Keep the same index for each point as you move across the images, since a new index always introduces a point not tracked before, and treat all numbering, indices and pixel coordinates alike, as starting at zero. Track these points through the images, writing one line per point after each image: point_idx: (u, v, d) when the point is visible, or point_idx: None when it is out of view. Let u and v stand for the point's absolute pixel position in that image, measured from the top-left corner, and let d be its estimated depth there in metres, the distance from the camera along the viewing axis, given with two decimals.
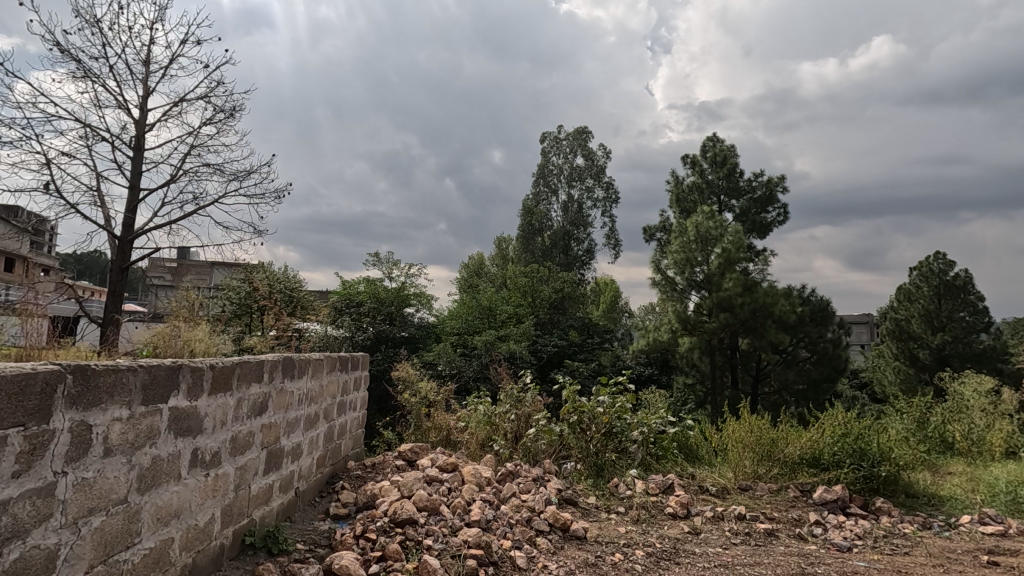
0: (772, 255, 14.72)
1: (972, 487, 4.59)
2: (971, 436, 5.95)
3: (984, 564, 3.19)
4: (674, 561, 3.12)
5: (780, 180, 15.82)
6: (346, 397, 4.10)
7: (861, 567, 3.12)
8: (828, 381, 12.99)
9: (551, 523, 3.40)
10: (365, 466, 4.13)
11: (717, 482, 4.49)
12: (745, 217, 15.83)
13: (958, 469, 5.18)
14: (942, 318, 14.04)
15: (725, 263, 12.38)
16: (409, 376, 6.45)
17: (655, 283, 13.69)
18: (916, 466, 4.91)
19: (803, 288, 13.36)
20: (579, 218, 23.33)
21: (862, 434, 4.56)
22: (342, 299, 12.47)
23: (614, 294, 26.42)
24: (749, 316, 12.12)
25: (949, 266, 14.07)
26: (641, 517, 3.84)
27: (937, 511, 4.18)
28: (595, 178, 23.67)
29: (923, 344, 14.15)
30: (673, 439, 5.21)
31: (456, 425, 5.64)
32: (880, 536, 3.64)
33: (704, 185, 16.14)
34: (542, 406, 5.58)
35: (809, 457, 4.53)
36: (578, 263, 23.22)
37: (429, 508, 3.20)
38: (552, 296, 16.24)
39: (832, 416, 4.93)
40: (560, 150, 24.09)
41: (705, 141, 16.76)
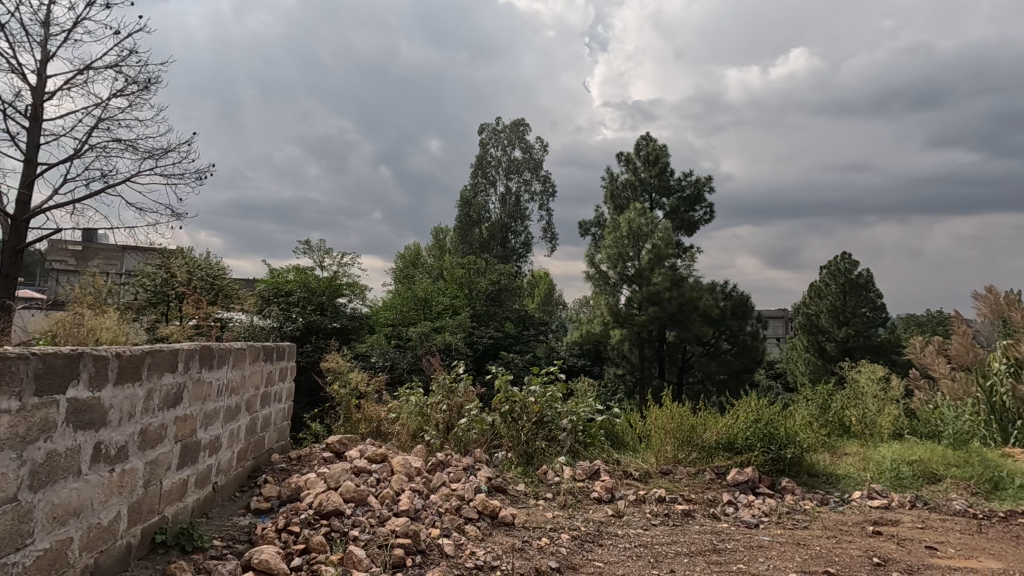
0: (698, 252, 15.45)
1: (863, 466, 5.05)
2: (865, 419, 6.55)
3: (870, 534, 3.53)
4: (597, 543, 3.25)
5: (707, 180, 16.66)
6: (270, 388, 3.94)
7: (765, 541, 3.39)
8: (747, 372, 13.75)
9: (480, 510, 3.45)
10: (290, 459, 4.00)
11: (640, 467, 4.71)
12: (674, 215, 16.53)
13: (853, 450, 5.68)
14: (846, 313, 15.24)
15: (654, 258, 12.91)
16: (339, 367, 6.26)
17: (588, 277, 14.14)
18: (817, 448, 5.35)
19: (725, 283, 14.13)
20: (516, 211, 23.56)
21: (772, 420, 4.92)
22: (269, 288, 11.92)
23: (550, 287, 26.90)
24: (677, 310, 12.74)
25: (854, 266, 15.28)
26: (567, 502, 3.96)
27: (834, 488, 4.57)
28: (532, 171, 23.92)
29: (830, 337, 15.36)
30: (601, 427, 5.42)
31: (387, 417, 5.55)
32: (783, 512, 3.95)
33: (637, 182, 16.72)
34: (474, 396, 5.59)
35: (724, 442, 4.86)
36: (515, 256, 23.46)
37: (357, 498, 3.16)
38: (488, 288, 16.42)
39: (747, 404, 5.27)
40: (498, 142, 24.11)
41: (639, 140, 17.28)
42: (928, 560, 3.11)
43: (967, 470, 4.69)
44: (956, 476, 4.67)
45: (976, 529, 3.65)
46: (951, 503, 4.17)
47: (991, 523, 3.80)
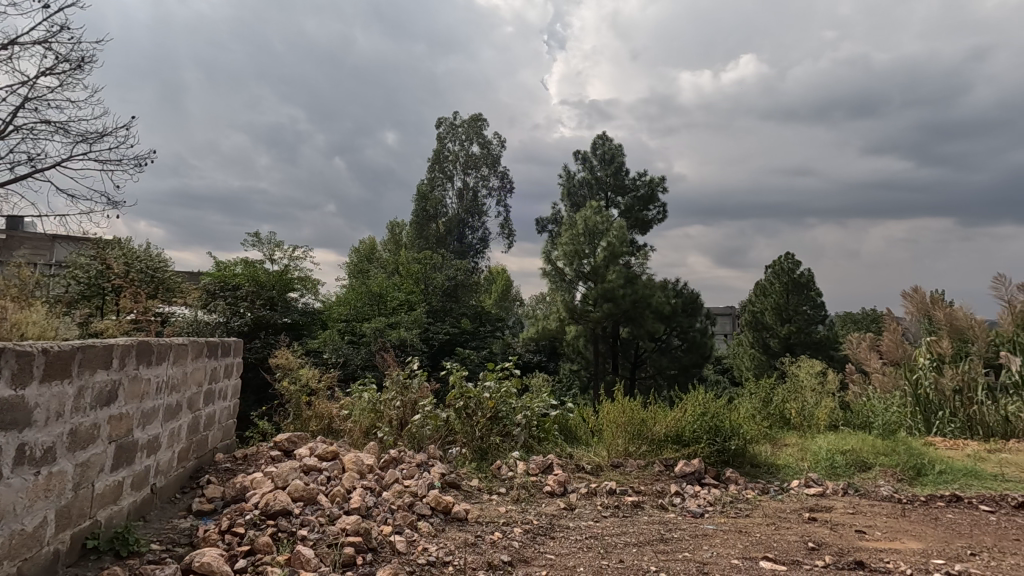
0: (652, 251, 15.82)
1: (801, 456, 5.32)
2: (804, 412, 6.89)
3: (806, 520, 3.72)
4: (549, 536, 3.29)
5: (661, 180, 17.06)
6: (214, 386, 3.79)
7: (709, 529, 3.52)
8: (696, 367, 14.21)
9: (433, 507, 3.44)
10: (236, 458, 3.86)
11: (592, 461, 4.80)
12: (629, 214, 16.86)
13: (792, 441, 5.97)
14: (789, 311, 15.96)
15: (610, 256, 13.15)
16: (289, 363, 6.09)
17: (545, 273, 14.26)
18: (759, 440, 5.60)
19: (676, 281, 14.53)
20: (474, 207, 23.50)
21: (718, 413, 5.10)
22: (215, 282, 11.49)
23: (506, 283, 26.99)
24: (630, 307, 13.01)
25: (796, 266, 16.01)
26: (520, 497, 3.99)
27: (774, 478, 4.79)
28: (490, 167, 23.88)
29: (774, 334, 16.06)
30: (555, 422, 5.49)
31: (338, 414, 5.44)
32: (727, 501, 4.11)
33: (593, 181, 16.96)
34: (428, 392, 5.55)
35: (672, 435, 5.01)
36: (472, 252, 23.39)
37: (306, 497, 3.09)
38: (445, 284, 16.31)
39: (695, 398, 5.45)
40: (456, 136, 23.96)
41: (595, 139, 17.53)
42: (858, 543, 3.31)
43: (894, 459, 5.00)
44: (884, 464, 4.97)
45: (901, 513, 3.90)
46: (879, 489, 4.45)
47: (913, 506, 4.08)
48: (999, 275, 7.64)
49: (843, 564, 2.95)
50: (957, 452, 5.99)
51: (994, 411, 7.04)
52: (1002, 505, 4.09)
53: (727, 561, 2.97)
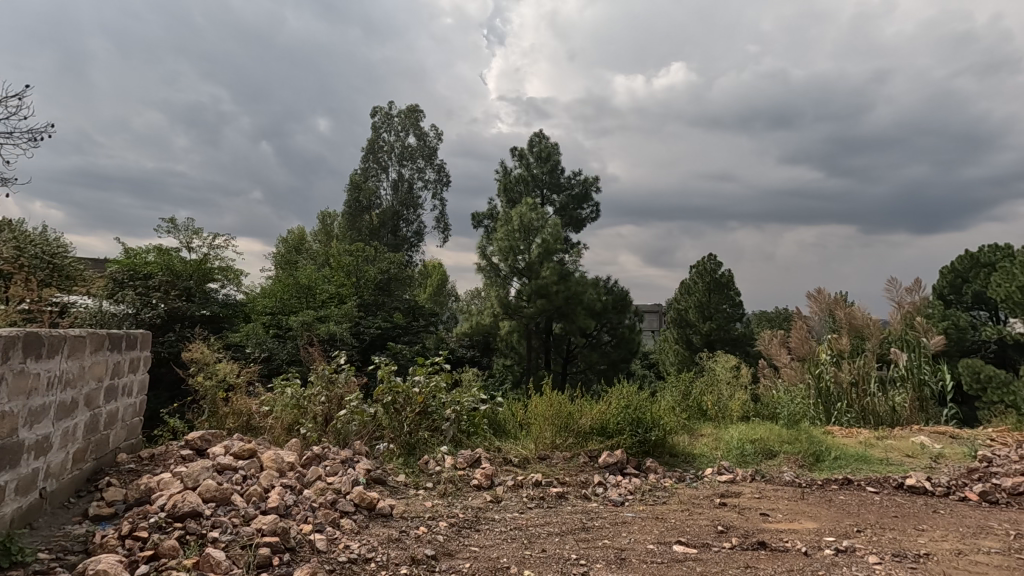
0: (585, 249, 16.19)
1: (715, 445, 5.66)
2: (718, 404, 7.32)
3: (717, 505, 3.97)
4: (474, 529, 3.32)
5: (594, 180, 17.48)
6: (117, 381, 3.53)
7: (629, 517, 3.67)
8: (625, 362, 14.70)
9: (356, 503, 3.37)
10: (141, 458, 3.61)
11: (520, 454, 4.89)
12: (563, 212, 17.17)
13: (708, 431, 6.32)
14: (711, 309, 16.82)
15: (544, 253, 13.34)
16: (204, 356, 5.74)
17: (480, 268, 14.30)
18: (678, 431, 5.89)
19: (607, 279, 14.96)
20: (409, 199, 23.13)
21: (640, 406, 5.33)
22: (124, 270, 10.71)
23: (441, 277, 26.79)
24: (563, 303, 13.27)
25: (718, 267, 16.90)
26: (447, 491, 4.00)
27: (690, 466, 5.06)
28: (426, 160, 23.55)
29: (696, 331, 16.91)
30: (484, 416, 5.52)
31: (258, 410, 5.20)
32: (647, 490, 4.30)
33: (529, 178, 17.14)
34: (355, 387, 5.42)
35: (598, 427, 5.18)
36: (406, 245, 23.01)
37: (219, 498, 2.94)
38: (377, 277, 15.96)
39: (619, 391, 5.67)
40: (391, 127, 23.45)
41: (532, 136, 17.69)
42: (761, 525, 3.57)
43: (797, 446, 5.41)
44: (788, 452, 5.37)
45: (799, 496, 4.24)
46: (782, 474, 4.81)
47: (811, 490, 4.44)
48: (891, 278, 8.43)
49: (747, 545, 3.16)
50: (850, 439, 6.57)
51: (883, 401, 7.79)
52: (885, 486, 4.54)
53: (643, 547, 3.11)
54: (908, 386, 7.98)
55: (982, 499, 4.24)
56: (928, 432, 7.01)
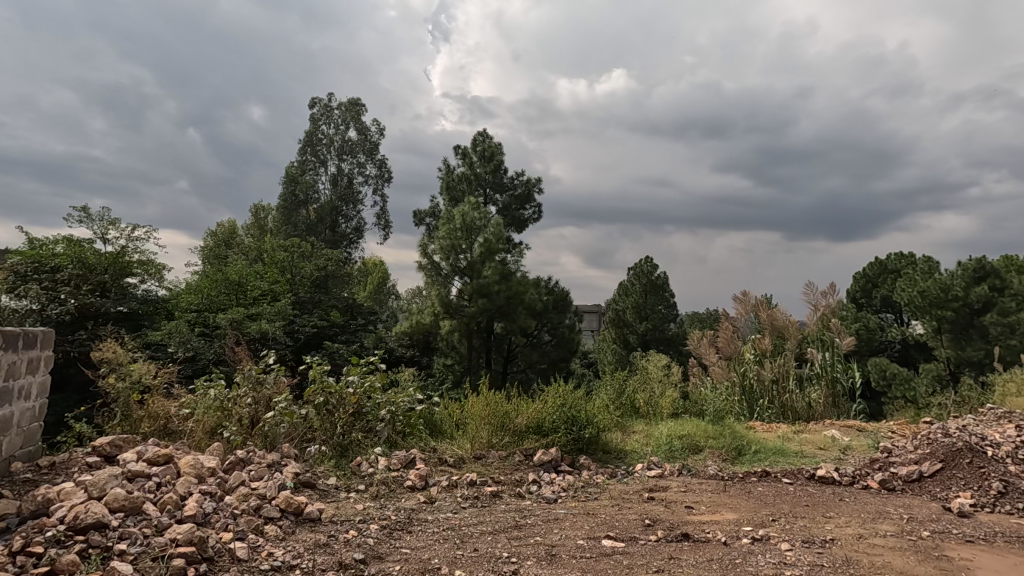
0: (526, 249, 16.35)
1: (647, 441, 5.86)
2: (650, 402, 7.58)
3: (645, 500, 4.11)
4: (406, 531, 3.27)
5: (537, 181, 17.66)
6: (11, 383, 3.22)
7: (561, 513, 3.74)
8: (564, 361, 14.93)
9: (283, 508, 3.25)
10: (40, 468, 3.32)
11: (455, 454, 4.87)
12: (506, 211, 17.25)
13: (640, 428, 6.54)
14: (647, 310, 17.40)
15: (486, 252, 13.35)
16: (117, 356, 5.34)
17: (420, 267, 14.13)
18: (611, 428, 6.05)
19: (548, 279, 15.17)
20: (348, 195, 22.54)
21: (575, 404, 5.46)
22: (28, 262, 9.84)
23: (382, 275, 26.28)
24: (504, 302, 13.31)
25: (654, 269, 17.50)
26: (380, 493, 3.93)
27: (622, 462, 5.21)
28: (367, 154, 23.02)
29: (633, 331, 17.45)
30: (421, 416, 5.45)
31: (178, 413, 4.91)
32: (579, 486, 4.39)
33: (472, 177, 17.09)
34: (285, 387, 5.22)
35: (533, 425, 5.25)
36: (345, 242, 22.40)
37: (128, 508, 2.76)
38: (314, 273, 15.46)
39: (555, 390, 5.77)
40: (331, 119, 22.76)
41: (476, 135, 17.66)
42: (686, 517, 3.73)
43: (720, 441, 5.68)
44: (712, 446, 5.63)
45: (721, 488, 4.46)
46: (707, 468, 5.04)
47: (733, 482, 4.68)
48: (809, 282, 9.02)
49: (671, 537, 3.29)
50: (770, 433, 6.98)
51: (801, 397, 8.33)
52: (798, 476, 4.85)
53: (574, 542, 3.18)
54: (822, 382, 8.56)
55: (881, 487, 4.62)
56: (838, 426, 7.56)
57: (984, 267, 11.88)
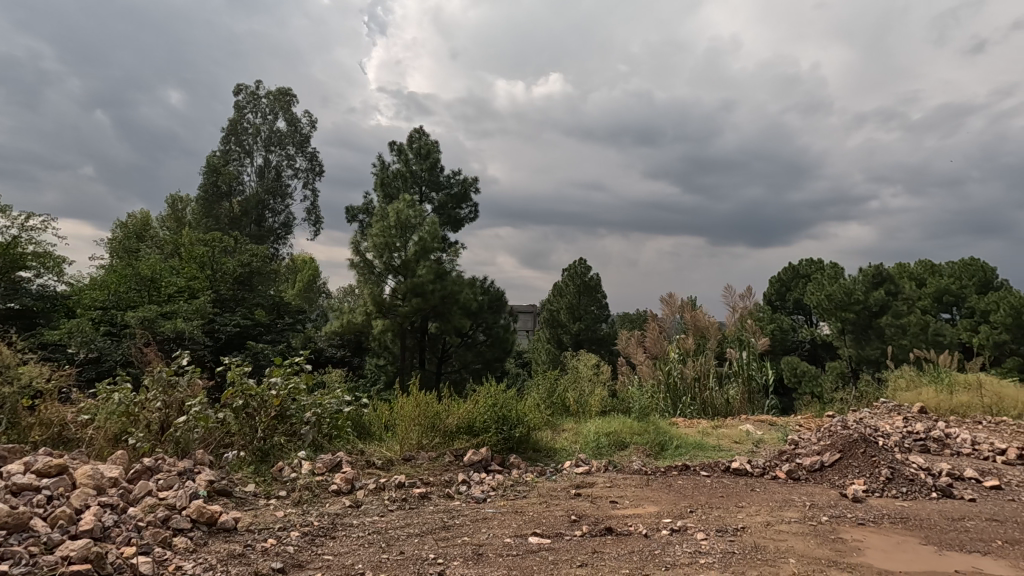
0: (462, 248, 16.28)
1: (576, 439, 6.01)
2: (579, 401, 7.77)
3: (573, 496, 4.20)
4: (329, 537, 3.17)
5: (474, 181, 17.64)
6: None
7: (490, 513, 3.75)
8: (499, 361, 14.99)
9: (194, 518, 3.06)
10: None
11: (383, 456, 4.78)
12: (441, 211, 17.10)
13: (569, 426, 6.68)
14: (580, 310, 17.81)
15: (420, 251, 13.16)
16: None
17: (353, 265, 13.73)
18: (541, 427, 6.14)
19: (483, 279, 15.19)
20: (276, 188, 21.60)
21: (505, 403, 5.51)
22: None
23: (313, 273, 25.38)
24: (438, 302, 13.17)
25: (587, 271, 17.95)
26: (302, 499, 3.78)
27: (551, 460, 5.30)
28: (297, 147, 22.13)
29: (566, 331, 17.80)
30: (348, 418, 5.29)
31: (76, 419, 4.52)
32: (508, 485, 4.43)
33: (408, 174, 16.82)
34: (201, 390, 4.91)
35: (464, 426, 5.24)
36: (272, 237, 21.42)
37: (13, 524, 2.51)
38: (237, 270, 14.68)
39: (487, 389, 5.81)
40: (258, 108, 21.71)
41: (412, 132, 17.40)
42: (610, 511, 3.85)
43: (645, 437, 5.90)
44: (637, 442, 5.84)
45: (644, 482, 4.64)
46: (631, 464, 5.22)
47: (655, 476, 4.88)
48: (728, 285, 9.58)
49: (596, 532, 3.38)
50: (691, 429, 7.34)
51: (720, 394, 8.82)
52: (715, 469, 5.12)
53: (501, 541, 3.20)
54: (739, 380, 9.09)
55: (788, 477, 4.97)
56: (752, 421, 8.06)
57: (881, 273, 13.23)
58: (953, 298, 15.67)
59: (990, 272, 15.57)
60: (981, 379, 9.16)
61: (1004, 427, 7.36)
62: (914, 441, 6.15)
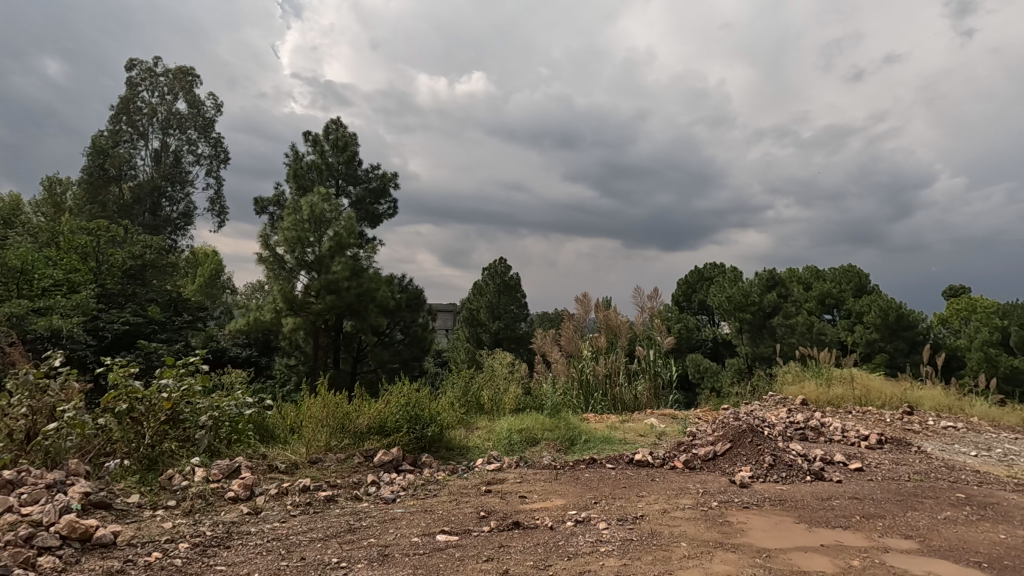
0: (380, 245, 15.88)
1: (489, 437, 6.07)
2: (494, 399, 7.85)
3: (483, 493, 4.25)
4: (223, 546, 3.00)
5: (393, 176, 17.28)
6: None
7: (398, 513, 3.71)
8: (416, 360, 14.77)
9: (64, 535, 2.78)
10: None
11: (287, 460, 4.58)
12: (359, 205, 16.59)
13: (483, 424, 6.74)
14: (499, 309, 17.97)
15: (335, 247, 12.71)
16: None
17: (261, 259, 12.99)
18: (455, 425, 6.14)
19: (402, 277, 14.96)
20: (174, 174, 20.00)
21: (418, 403, 5.47)
22: None
23: (216, 267, 23.75)
24: (354, 299, 12.77)
25: (507, 270, 18.16)
26: (194, 508, 3.54)
27: (464, 458, 5.32)
28: (200, 131, 20.61)
29: (485, 329, 17.92)
30: (250, 422, 5.01)
31: None
32: (419, 485, 4.39)
33: (323, 166, 16.14)
34: (77, 394, 4.45)
35: (375, 426, 5.13)
36: (170, 227, 19.80)
37: None
38: (127, 262, 13.41)
39: (399, 388, 5.73)
40: (154, 86, 19.98)
41: (329, 123, 16.77)
42: (519, 506, 3.93)
43: (556, 432, 6.07)
44: (548, 438, 6.00)
45: (553, 477, 4.78)
46: (541, 459, 5.36)
47: (564, 470, 5.04)
48: (637, 286, 10.07)
49: (503, 526, 3.44)
50: (600, 424, 7.63)
51: (629, 389, 9.25)
52: (620, 462, 5.37)
53: (408, 541, 3.18)
54: (647, 376, 9.57)
55: (685, 466, 5.32)
56: (657, 415, 8.53)
57: (774, 277, 14.53)
58: (834, 301, 17.38)
59: (864, 277, 17.46)
60: (853, 374, 10.26)
61: (869, 415, 8.30)
62: (795, 430, 6.78)
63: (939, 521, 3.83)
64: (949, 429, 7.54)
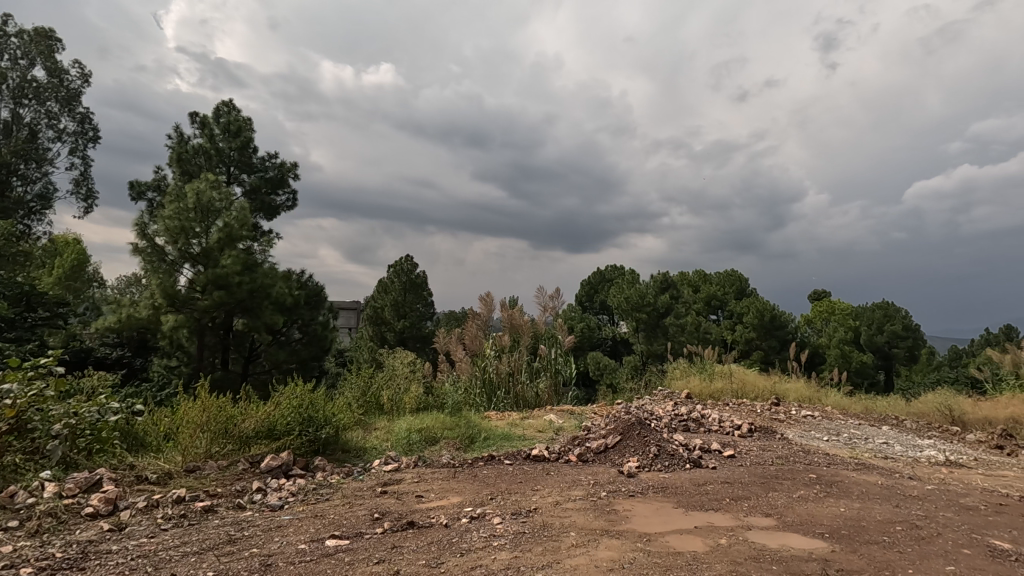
0: (276, 239, 15.02)
1: (387, 437, 5.95)
2: (394, 399, 7.72)
3: (378, 494, 4.16)
4: (77, 568, 2.70)
5: (292, 166, 16.40)
6: None
7: (285, 519, 3.54)
8: (315, 360, 14.08)
9: None
10: None
11: (158, 469, 4.20)
12: (253, 195, 15.55)
13: (382, 424, 6.59)
14: (405, 308, 17.65)
15: (225, 239, 11.83)
16: None
17: (136, 250, 11.78)
18: (352, 427, 5.97)
19: (301, 273, 14.28)
20: (29, 150, 17.58)
21: (312, 404, 5.25)
22: None
23: (80, 257, 21.19)
24: (246, 296, 11.92)
25: (414, 268, 17.89)
26: (42, 527, 3.15)
27: (359, 459, 5.17)
28: (62, 104, 18.26)
29: (389, 328, 17.54)
30: (115, 429, 4.54)
31: None
32: (310, 489, 4.21)
33: (212, 150, 14.94)
34: None
35: (263, 429, 4.87)
36: (22, 210, 17.39)
37: None
38: None
39: (291, 389, 5.45)
40: (4, 48, 17.41)
41: (220, 105, 15.59)
42: (414, 506, 3.90)
43: (456, 431, 6.08)
44: (448, 437, 5.99)
45: (450, 475, 4.79)
46: (440, 458, 5.35)
47: (463, 468, 5.07)
48: (539, 286, 10.35)
49: (397, 527, 3.40)
50: (501, 421, 7.75)
51: (530, 387, 9.47)
52: (517, 457, 5.49)
53: (294, 548, 3.04)
54: (548, 373, 9.85)
55: (579, 459, 5.55)
56: (555, 410, 8.81)
57: (666, 280, 15.57)
58: (718, 301, 18.92)
59: (743, 281, 19.21)
60: (732, 369, 11.24)
61: (744, 407, 9.16)
62: (679, 422, 7.31)
63: (794, 500, 4.31)
64: (808, 417, 8.52)
